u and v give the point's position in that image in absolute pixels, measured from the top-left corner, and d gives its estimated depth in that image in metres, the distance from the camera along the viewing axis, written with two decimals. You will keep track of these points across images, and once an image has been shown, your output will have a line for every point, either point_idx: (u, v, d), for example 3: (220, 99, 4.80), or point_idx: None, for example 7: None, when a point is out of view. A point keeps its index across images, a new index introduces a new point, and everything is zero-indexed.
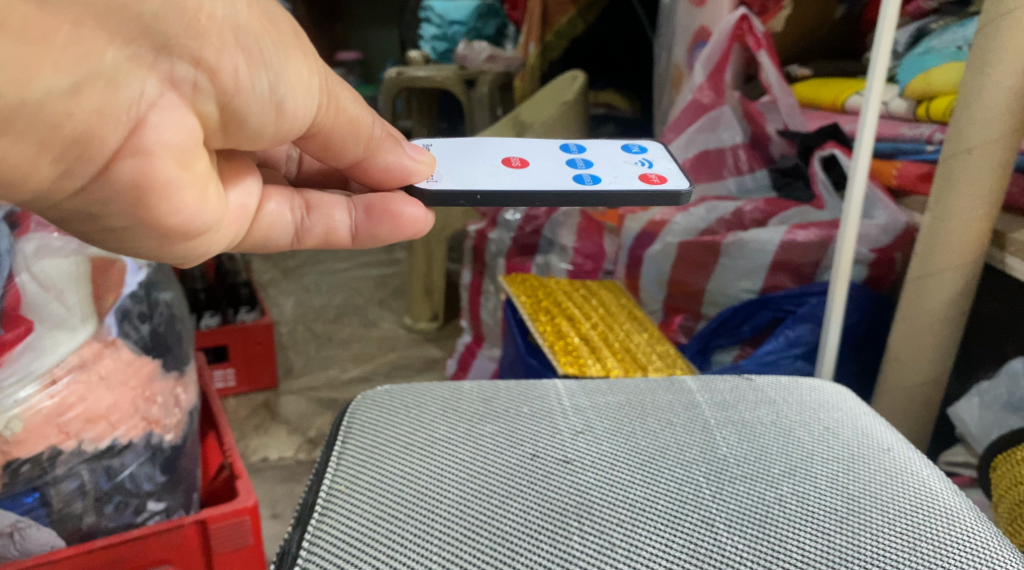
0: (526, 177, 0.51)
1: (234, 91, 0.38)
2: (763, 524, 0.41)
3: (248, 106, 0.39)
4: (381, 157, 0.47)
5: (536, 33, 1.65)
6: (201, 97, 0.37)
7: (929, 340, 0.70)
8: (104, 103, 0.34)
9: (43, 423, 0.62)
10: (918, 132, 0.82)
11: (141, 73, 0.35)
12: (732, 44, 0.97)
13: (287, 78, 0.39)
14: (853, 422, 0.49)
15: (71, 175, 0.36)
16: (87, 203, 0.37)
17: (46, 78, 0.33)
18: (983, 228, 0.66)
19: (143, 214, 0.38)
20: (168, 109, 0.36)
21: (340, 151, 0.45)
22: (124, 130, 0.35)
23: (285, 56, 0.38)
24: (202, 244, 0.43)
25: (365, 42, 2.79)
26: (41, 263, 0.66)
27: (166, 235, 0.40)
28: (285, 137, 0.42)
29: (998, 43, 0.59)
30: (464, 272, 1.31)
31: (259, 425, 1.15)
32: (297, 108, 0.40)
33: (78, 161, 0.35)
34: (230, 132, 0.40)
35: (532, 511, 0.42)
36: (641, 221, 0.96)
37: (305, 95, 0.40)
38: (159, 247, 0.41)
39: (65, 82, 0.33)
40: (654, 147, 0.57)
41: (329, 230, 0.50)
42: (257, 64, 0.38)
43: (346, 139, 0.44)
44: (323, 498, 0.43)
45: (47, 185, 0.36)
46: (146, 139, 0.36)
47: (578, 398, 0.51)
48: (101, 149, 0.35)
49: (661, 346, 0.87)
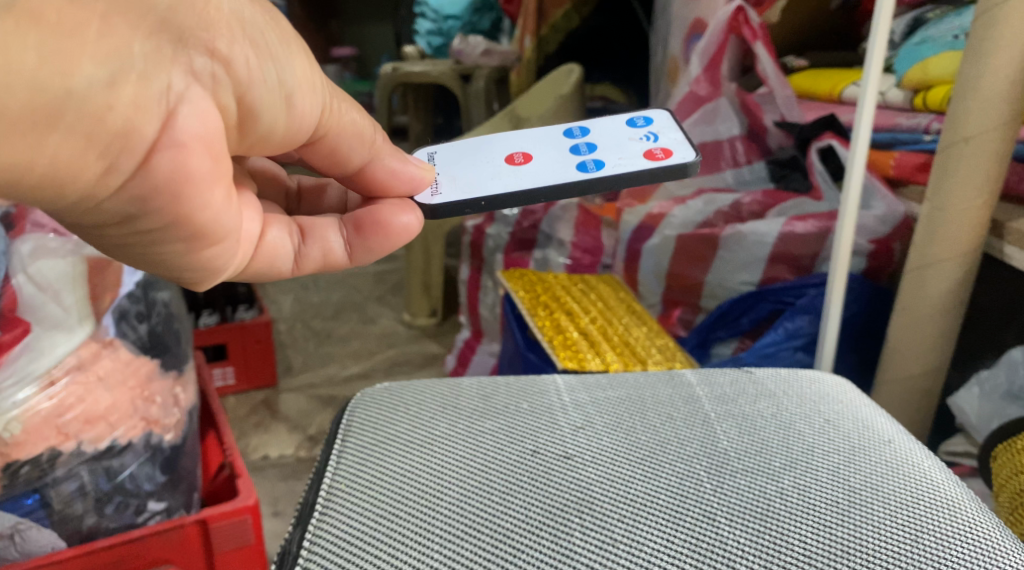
0: (530, 174, 0.52)
1: (248, 83, 0.38)
2: (763, 518, 0.41)
3: (260, 101, 0.39)
4: (384, 160, 0.48)
5: (531, 27, 1.59)
6: (222, 89, 0.37)
7: (931, 329, 0.71)
8: (141, 96, 0.34)
9: (42, 424, 0.62)
10: (915, 122, 0.81)
11: (166, 66, 0.35)
12: (727, 36, 0.95)
13: (293, 71, 0.39)
14: (853, 413, 0.49)
15: (114, 171, 0.35)
16: (126, 202, 0.36)
17: (86, 72, 0.33)
18: (983, 214, 0.66)
19: (178, 210, 0.38)
20: (196, 101, 0.36)
21: (345, 158, 0.46)
22: (158, 122, 0.35)
23: (289, 49, 0.39)
24: (223, 252, 0.42)
25: (360, 38, 2.78)
26: (37, 265, 0.66)
27: (194, 235, 0.40)
28: (292, 139, 0.42)
29: (994, 29, 0.59)
30: (463, 268, 1.31)
31: (260, 423, 1.15)
32: (305, 107, 0.41)
33: (121, 155, 0.35)
34: (245, 130, 0.40)
35: (533, 508, 0.42)
36: (640, 214, 0.97)
37: (311, 92, 0.41)
38: (186, 252, 0.41)
39: (102, 74, 0.33)
40: (660, 116, 0.56)
41: (326, 253, 0.50)
42: (265, 56, 0.38)
43: (352, 144, 0.45)
44: (322, 498, 0.43)
45: (91, 185, 0.35)
46: (179, 131, 0.36)
47: (578, 393, 0.51)
48: (140, 142, 0.35)
49: (661, 340, 0.87)
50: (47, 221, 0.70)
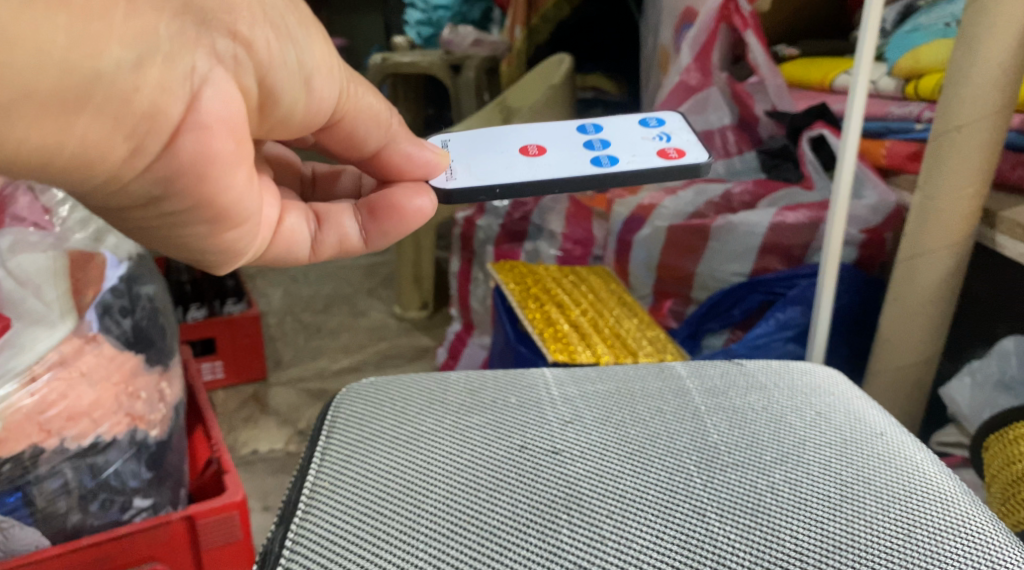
0: (544, 166, 0.51)
1: (268, 64, 0.37)
2: (754, 512, 0.40)
3: (280, 84, 0.38)
4: (400, 144, 0.47)
5: (521, 17, 1.63)
6: (243, 71, 0.36)
7: (924, 319, 0.70)
8: (166, 78, 0.33)
9: (23, 421, 0.61)
10: (907, 111, 0.80)
11: (191, 48, 0.34)
12: (718, 24, 0.95)
13: (312, 54, 0.39)
14: (845, 406, 0.48)
15: (140, 152, 0.34)
16: (151, 183, 0.36)
17: (115, 52, 0.32)
18: (974, 206, 0.65)
19: (203, 191, 0.37)
20: (220, 83, 0.35)
21: (362, 140, 0.45)
22: (183, 103, 0.34)
23: (308, 33, 0.39)
24: (245, 235, 0.42)
25: (349, 28, 2.76)
26: (17, 259, 0.65)
27: (216, 217, 0.39)
28: (310, 123, 0.42)
29: (987, 19, 0.58)
30: (453, 260, 1.30)
31: (249, 418, 1.14)
32: (322, 90, 0.40)
33: (148, 136, 0.34)
34: (264, 113, 0.39)
35: (520, 505, 0.41)
36: (630, 205, 0.96)
37: (329, 77, 0.40)
38: (208, 234, 0.40)
39: (131, 55, 0.32)
40: (672, 118, 0.56)
41: (342, 239, 0.49)
42: (284, 38, 0.37)
43: (369, 129, 0.45)
44: (306, 496, 0.43)
45: (117, 166, 0.34)
46: (203, 113, 0.35)
47: (566, 387, 0.50)
48: (166, 124, 0.34)
49: (652, 331, 0.86)
50: (27, 214, 0.69)
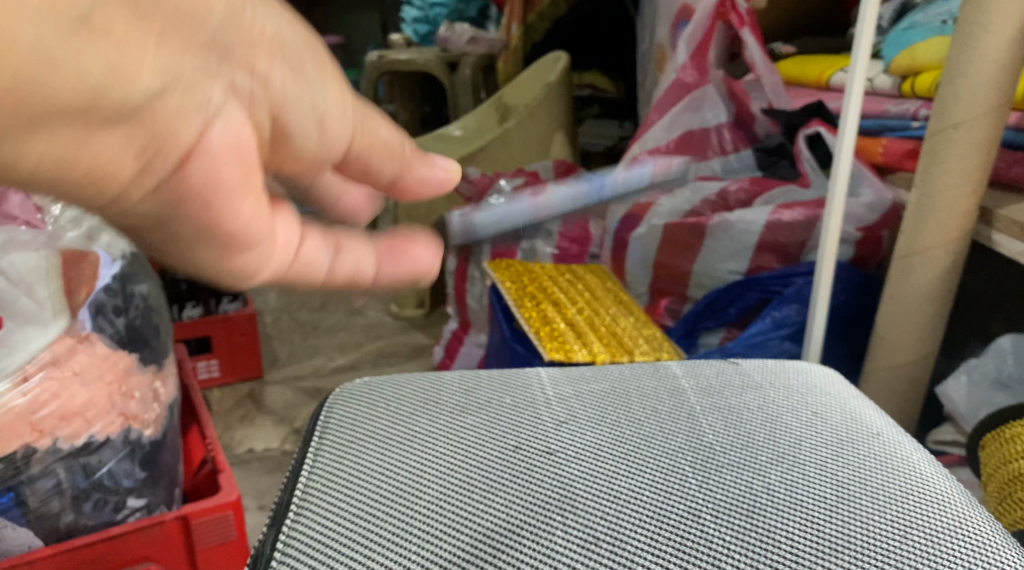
0: None
1: (284, 101, 0.32)
2: (750, 513, 0.40)
3: (296, 121, 0.33)
4: (415, 173, 0.39)
5: (518, 15, 1.58)
6: (257, 106, 0.31)
7: (920, 317, 0.70)
8: (181, 104, 0.29)
9: (15, 421, 0.61)
10: (903, 108, 0.81)
11: (211, 81, 0.30)
12: (715, 22, 0.94)
13: (328, 93, 0.34)
14: (841, 405, 0.48)
15: (148, 172, 0.29)
16: (155, 205, 0.30)
17: (140, 80, 0.28)
18: (971, 203, 0.65)
19: (208, 223, 0.31)
20: (232, 116, 0.30)
21: (375, 174, 0.38)
22: (194, 130, 0.29)
23: (326, 72, 0.33)
24: (252, 267, 0.34)
25: (345, 25, 2.76)
26: (8, 258, 0.63)
27: (223, 245, 0.33)
28: (321, 159, 0.35)
29: (983, 17, 0.58)
30: (449, 258, 1.28)
31: (245, 416, 1.14)
32: (339, 129, 0.35)
33: (156, 159, 0.29)
34: (274, 149, 0.33)
35: (514, 507, 0.41)
36: (626, 204, 0.94)
37: (347, 116, 0.35)
38: (211, 261, 0.33)
39: (153, 84, 0.28)
40: None
41: None
42: (301, 77, 0.32)
43: (384, 162, 0.37)
44: (298, 498, 0.42)
45: (121, 186, 0.29)
46: (211, 145, 0.30)
47: (561, 387, 0.50)
48: (175, 148, 0.29)
49: (648, 330, 0.86)
50: (19, 212, 0.69)
